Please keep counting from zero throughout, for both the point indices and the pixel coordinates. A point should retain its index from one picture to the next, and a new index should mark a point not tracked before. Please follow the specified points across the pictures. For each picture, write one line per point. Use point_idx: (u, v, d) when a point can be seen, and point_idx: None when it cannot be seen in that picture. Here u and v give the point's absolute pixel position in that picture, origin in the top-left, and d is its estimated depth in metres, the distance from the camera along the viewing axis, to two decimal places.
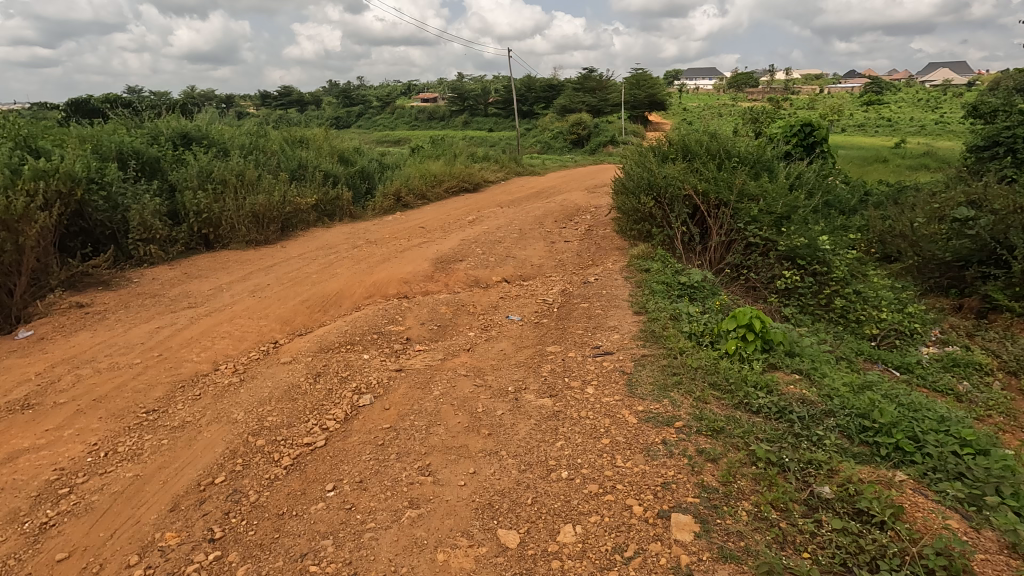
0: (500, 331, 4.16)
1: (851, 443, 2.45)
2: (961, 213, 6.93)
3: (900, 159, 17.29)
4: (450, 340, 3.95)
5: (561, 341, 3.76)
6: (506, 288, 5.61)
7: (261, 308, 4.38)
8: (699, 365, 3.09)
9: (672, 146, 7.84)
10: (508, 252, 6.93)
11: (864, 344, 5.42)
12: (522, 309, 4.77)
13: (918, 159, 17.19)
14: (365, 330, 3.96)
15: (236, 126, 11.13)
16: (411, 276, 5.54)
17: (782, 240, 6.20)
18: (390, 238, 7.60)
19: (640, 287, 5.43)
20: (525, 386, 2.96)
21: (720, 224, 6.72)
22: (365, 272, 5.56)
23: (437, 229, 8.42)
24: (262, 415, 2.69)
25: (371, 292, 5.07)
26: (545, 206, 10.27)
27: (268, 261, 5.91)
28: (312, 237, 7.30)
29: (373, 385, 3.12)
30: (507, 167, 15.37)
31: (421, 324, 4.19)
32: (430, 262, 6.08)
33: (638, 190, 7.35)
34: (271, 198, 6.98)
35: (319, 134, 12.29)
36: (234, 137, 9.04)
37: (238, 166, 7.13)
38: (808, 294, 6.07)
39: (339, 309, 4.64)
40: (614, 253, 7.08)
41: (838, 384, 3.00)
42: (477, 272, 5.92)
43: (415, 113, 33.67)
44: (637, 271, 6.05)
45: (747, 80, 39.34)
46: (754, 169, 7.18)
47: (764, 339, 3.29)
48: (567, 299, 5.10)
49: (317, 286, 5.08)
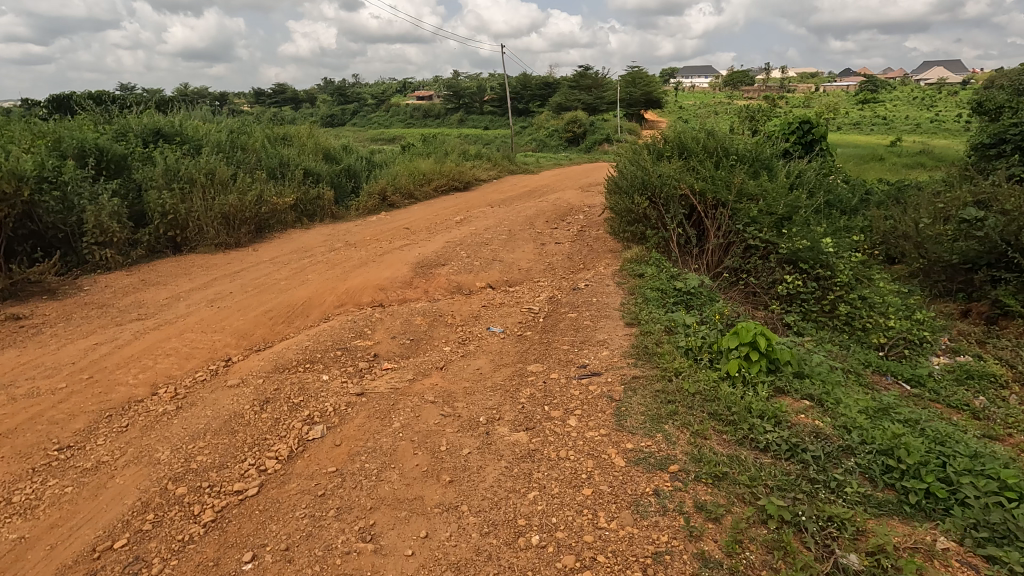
0: (479, 345, 3.79)
1: (875, 489, 2.10)
2: (969, 214, 6.57)
3: (898, 157, 17.00)
4: (422, 357, 3.58)
5: (544, 358, 3.39)
6: (490, 295, 5.25)
7: (217, 320, 4.00)
8: (697, 390, 2.73)
9: (667, 144, 7.48)
10: (495, 255, 6.56)
11: (872, 354, 5.09)
12: (505, 319, 4.40)
13: (916, 157, 16.90)
14: (328, 345, 3.59)
15: (217, 122, 10.72)
16: (388, 282, 5.17)
17: (784, 242, 5.85)
18: (371, 240, 7.22)
19: (633, 294, 5.08)
20: (498, 415, 2.59)
21: (718, 226, 6.36)
22: (338, 278, 5.19)
23: (422, 230, 8.03)
24: (191, 454, 2.32)
25: (341, 301, 4.70)
26: (536, 205, 9.89)
27: (235, 266, 5.53)
28: (288, 240, 6.91)
29: (328, 413, 2.76)
30: (500, 166, 14.99)
31: (391, 338, 3.81)
32: (410, 266, 5.71)
33: (631, 189, 6.99)
34: (243, 199, 6.59)
35: (304, 131, 11.88)
36: (210, 134, 8.64)
37: (208, 164, 6.74)
38: (811, 300, 5.73)
39: (305, 320, 4.27)
40: (607, 256, 6.72)
41: (854, 410, 2.65)
42: (460, 277, 5.55)
43: (409, 111, 33.26)
44: (630, 276, 5.70)
45: (743, 78, 39.04)
46: (753, 168, 6.83)
47: (769, 359, 2.93)
48: (555, 308, 4.74)
49: (283, 294, 4.70)
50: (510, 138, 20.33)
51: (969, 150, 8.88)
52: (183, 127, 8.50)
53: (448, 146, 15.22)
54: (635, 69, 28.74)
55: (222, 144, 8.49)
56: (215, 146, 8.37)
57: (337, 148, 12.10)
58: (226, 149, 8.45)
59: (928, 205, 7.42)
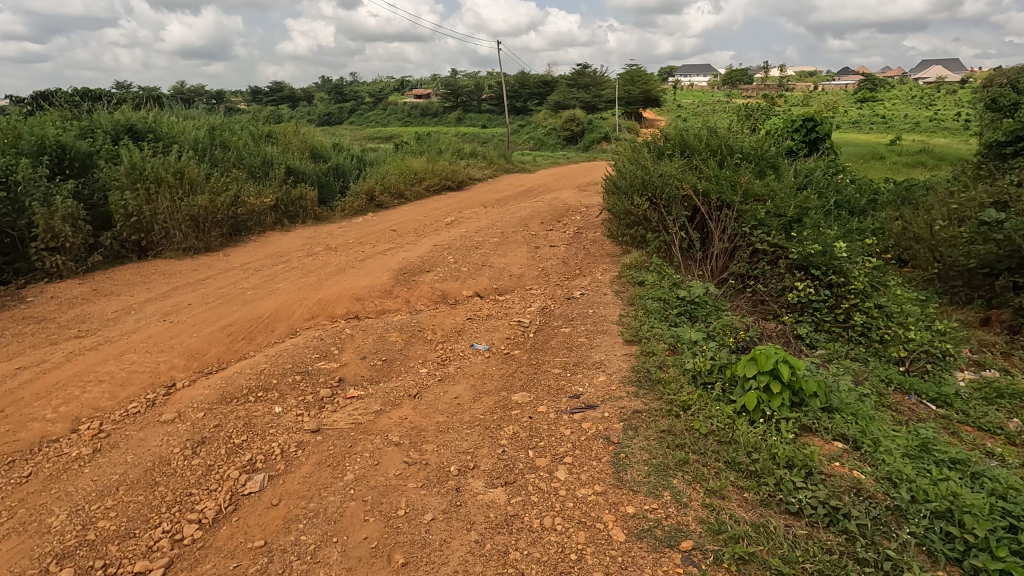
0: (460, 367, 3.36)
1: (936, 567, 1.70)
2: (989, 215, 6.03)
3: (899, 155, 16.69)
4: (394, 382, 3.15)
5: (531, 386, 2.95)
6: (477, 305, 4.83)
7: (167, 337, 3.57)
8: (711, 432, 2.31)
9: (669, 142, 7.06)
10: (485, 260, 6.15)
11: (893, 370, 4.68)
12: (492, 335, 3.98)
13: (918, 156, 16.52)
14: (288, 367, 3.17)
15: (199, 118, 10.29)
16: (365, 291, 4.73)
17: (795, 247, 5.44)
18: (354, 243, 6.78)
19: (633, 305, 4.66)
20: (473, 462, 2.17)
21: (723, 229, 5.95)
22: (311, 287, 4.76)
23: (409, 232, 7.59)
24: (92, 519, 1.92)
25: (312, 313, 4.28)
26: (532, 206, 9.45)
27: (202, 273, 5.10)
28: (265, 243, 6.48)
29: (273, 456, 2.34)
30: (495, 164, 14.56)
31: (361, 358, 3.38)
32: (391, 272, 5.28)
33: (630, 190, 6.57)
34: (214, 199, 6.14)
35: (291, 128, 11.44)
36: (186, 131, 8.20)
37: (179, 162, 6.30)
38: (825, 310, 5.32)
39: (268, 336, 3.83)
40: (605, 261, 6.29)
41: (898, 457, 2.23)
42: (445, 285, 5.13)
43: (406, 109, 32.80)
44: (629, 284, 5.28)
45: (742, 76, 38.65)
46: (760, 167, 6.42)
47: (793, 390, 2.51)
48: (547, 320, 4.32)
49: (247, 305, 4.27)
50: (506, 136, 19.93)
51: (982, 148, 8.47)
52: (159, 124, 8.06)
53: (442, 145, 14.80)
54: (634, 67, 28.38)
55: (199, 141, 8.05)
56: (192, 144, 7.93)
57: (326, 146, 11.66)
58: (203, 147, 8.01)
59: (944, 206, 7.01)
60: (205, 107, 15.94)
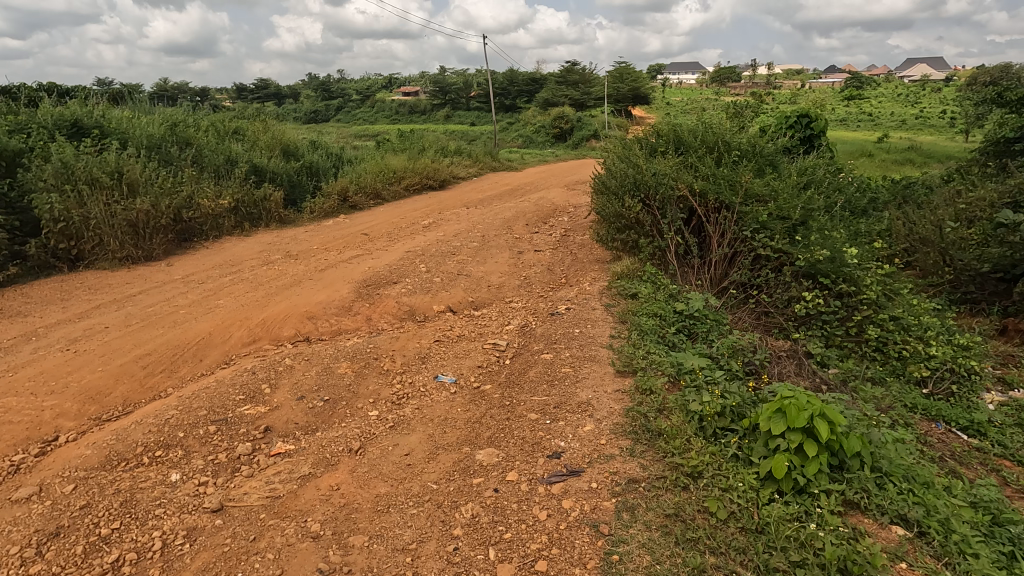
0: (417, 410, 2.77)
1: None
2: (1005, 217, 5.54)
3: (888, 152, 16.36)
4: (335, 431, 2.56)
5: (501, 441, 2.37)
6: (448, 322, 4.27)
7: (64, 373, 2.95)
8: (730, 517, 1.81)
9: (661, 138, 6.53)
10: (461, 268, 5.57)
11: (916, 393, 4.18)
12: (460, 362, 3.39)
13: (905, 153, 16.21)
14: (202, 413, 2.56)
15: (161, 113, 9.60)
16: (318, 308, 4.14)
17: (802, 253, 4.91)
18: (317, 250, 6.16)
19: (626, 322, 4.09)
20: (412, 570, 1.65)
21: (723, 232, 5.41)
22: (257, 303, 4.15)
23: (381, 237, 6.99)
24: None
25: (253, 336, 3.68)
26: (517, 206, 8.86)
27: (135, 287, 4.48)
28: (218, 250, 5.85)
29: (148, 554, 1.75)
30: (481, 162, 13.97)
31: (297, 399, 2.77)
32: (351, 284, 4.68)
33: (621, 190, 5.99)
34: (158, 202, 5.51)
35: (263, 124, 10.76)
36: (138, 125, 7.52)
37: (118, 160, 5.64)
38: (836, 323, 4.81)
39: (195, 367, 3.23)
40: (594, 268, 5.72)
41: (983, 553, 1.71)
42: (412, 299, 4.55)
43: (392, 106, 32.06)
44: (620, 297, 4.72)
45: (729, 73, 38.33)
46: (760, 165, 5.90)
47: (832, 450, 1.95)
48: (528, 341, 3.76)
49: (177, 327, 3.67)
50: (494, 134, 19.33)
51: (988, 144, 8.00)
52: (108, 120, 7.40)
53: (424, 142, 14.17)
54: (622, 64, 27.93)
55: (152, 138, 7.38)
56: (144, 141, 7.27)
57: (299, 143, 10.99)
58: (156, 144, 7.34)
59: (953, 206, 6.53)
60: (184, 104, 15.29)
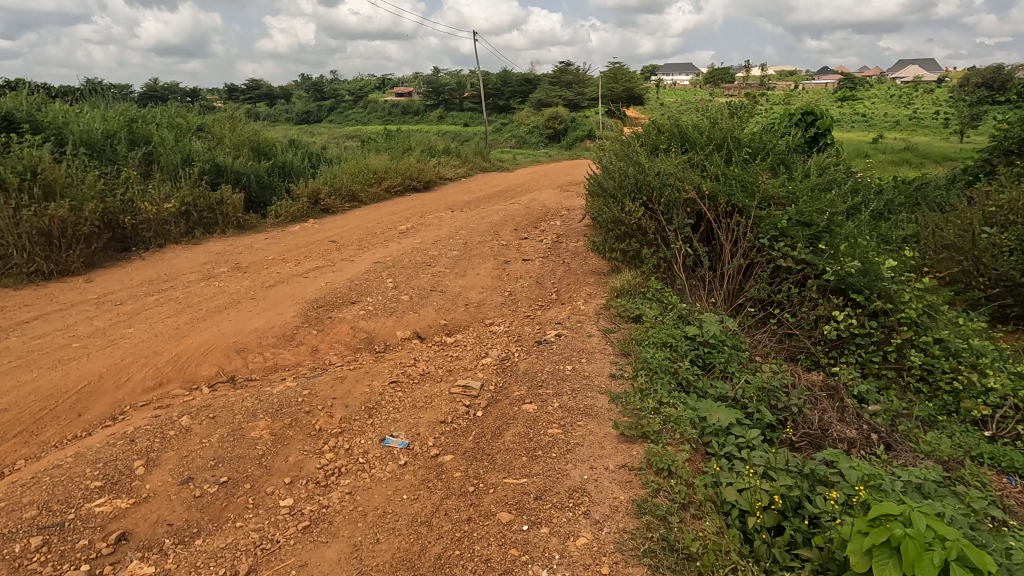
0: (347, 497, 2.03)
1: None
2: None
3: (885, 153, 15.78)
4: (223, 537, 1.81)
5: (454, 567, 1.66)
6: (412, 353, 3.51)
7: None
8: None
9: (663, 135, 5.79)
10: (436, 282, 4.82)
11: (977, 437, 3.43)
12: (418, 417, 2.61)
13: (903, 154, 15.70)
14: (26, 516, 1.80)
15: (117, 109, 8.79)
16: (249, 338, 3.37)
17: (830, 264, 4.17)
18: (272, 260, 5.38)
19: (628, 354, 3.34)
20: None
21: (736, 240, 4.67)
22: (175, 331, 3.39)
23: (350, 245, 6.23)
24: None
25: (159, 378, 2.92)
26: (505, 209, 8.11)
27: (33, 310, 3.71)
28: (154, 262, 5.08)
29: None
30: (470, 163, 13.23)
31: (181, 482, 2.01)
32: (299, 305, 3.91)
33: (620, 192, 5.21)
34: (79, 207, 4.75)
35: (232, 120, 9.93)
36: (77, 119, 6.71)
37: (33, 158, 4.86)
38: (871, 348, 4.07)
39: (65, 428, 2.47)
40: (589, 282, 4.97)
41: None
42: (371, 324, 3.78)
43: (383, 106, 31.30)
44: (621, 320, 3.97)
45: (722, 74, 37.60)
46: (774, 164, 5.18)
47: None
48: (508, 383, 3.00)
49: (61, 367, 2.90)
50: (485, 134, 18.61)
51: (1013, 142, 7.28)
52: (43, 113, 6.60)
53: (410, 142, 13.39)
54: (615, 65, 27.32)
55: (92, 133, 6.60)
56: (84, 137, 6.49)
57: (273, 142, 10.18)
58: (98, 141, 6.56)
59: (979, 208, 5.49)
60: (162, 104, 14.48)
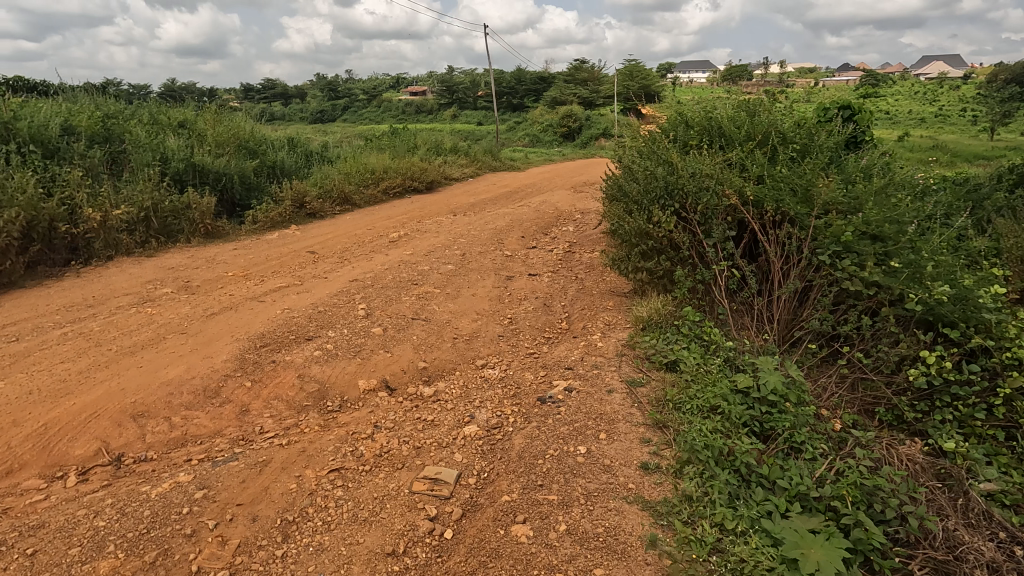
0: None
1: None
2: None
3: (920, 151, 14.66)
4: None
5: None
6: (374, 414, 2.64)
7: None
8: None
9: (694, 129, 4.86)
10: (418, 307, 3.94)
11: None
12: (352, 545, 1.73)
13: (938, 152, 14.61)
14: None
15: (92, 102, 8.04)
16: (157, 398, 2.53)
17: (913, 289, 3.13)
18: (230, 278, 4.55)
19: (664, 425, 2.43)
20: None
21: (788, 256, 3.68)
22: (62, 386, 2.57)
23: (330, 256, 5.39)
24: None
25: (8, 466, 2.10)
26: (512, 213, 7.21)
27: None
28: (91, 280, 4.31)
29: None
30: (479, 162, 12.38)
31: None
32: (237, 344, 3.06)
33: (645, 196, 4.29)
34: None
35: (221, 116, 9.18)
36: (28, 111, 5.92)
37: None
38: (973, 400, 2.84)
39: None
40: (608, 308, 4.08)
41: None
42: (324, 370, 2.91)
43: (396, 105, 30.66)
44: (650, 366, 3.06)
45: (741, 70, 36.51)
46: (834, 161, 4.19)
47: None
48: (496, 474, 2.10)
49: None
50: (497, 134, 17.81)
51: None
52: None
53: (417, 140, 12.59)
54: (632, 61, 26.37)
55: (45, 128, 5.82)
56: (35, 133, 5.73)
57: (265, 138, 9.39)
58: (51, 137, 5.81)
59: None
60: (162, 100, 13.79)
